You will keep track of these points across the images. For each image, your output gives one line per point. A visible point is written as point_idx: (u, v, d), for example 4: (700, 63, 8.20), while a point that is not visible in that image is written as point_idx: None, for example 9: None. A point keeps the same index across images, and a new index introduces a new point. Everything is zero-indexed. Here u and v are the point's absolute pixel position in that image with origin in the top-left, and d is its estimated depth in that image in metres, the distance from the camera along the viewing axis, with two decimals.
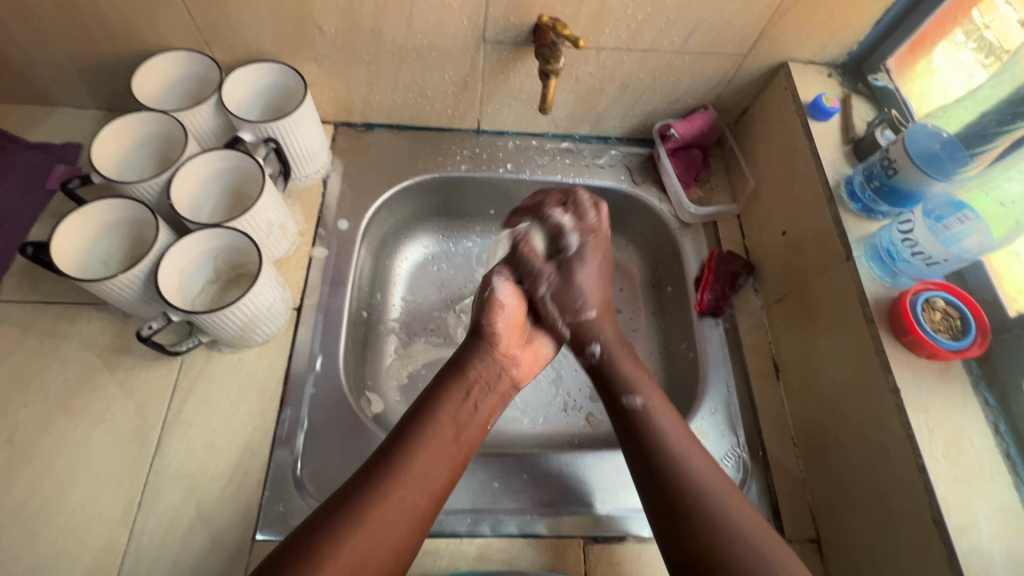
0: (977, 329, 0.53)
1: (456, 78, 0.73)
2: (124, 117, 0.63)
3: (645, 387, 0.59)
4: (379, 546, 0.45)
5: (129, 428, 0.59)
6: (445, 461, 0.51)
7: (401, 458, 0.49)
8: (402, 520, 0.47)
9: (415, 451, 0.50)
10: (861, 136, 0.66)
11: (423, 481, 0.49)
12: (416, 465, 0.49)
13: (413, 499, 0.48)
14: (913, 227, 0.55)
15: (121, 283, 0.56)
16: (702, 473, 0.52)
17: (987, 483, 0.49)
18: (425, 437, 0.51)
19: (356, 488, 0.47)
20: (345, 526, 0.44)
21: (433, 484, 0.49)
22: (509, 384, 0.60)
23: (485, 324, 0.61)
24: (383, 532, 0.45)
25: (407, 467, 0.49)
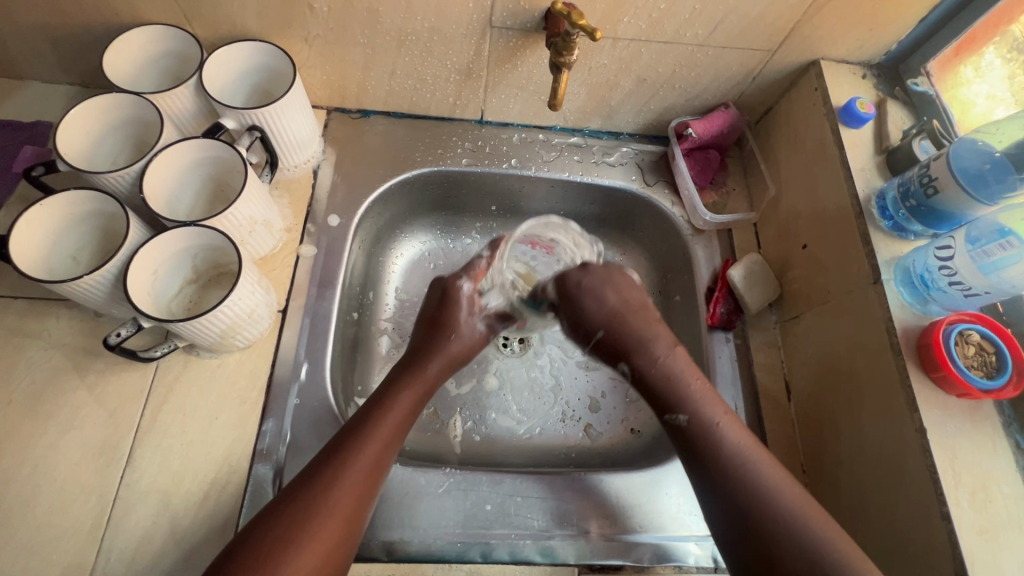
0: (1014, 367, 0.49)
1: (459, 64, 0.67)
2: (92, 98, 0.57)
3: (694, 398, 0.53)
4: (319, 553, 0.43)
5: (100, 437, 0.55)
6: (383, 459, 0.50)
7: (343, 460, 0.48)
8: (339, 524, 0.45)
9: (360, 449, 0.49)
10: (896, 146, 0.60)
11: (362, 478, 0.48)
12: (359, 460, 0.49)
13: (352, 497, 0.47)
14: (952, 253, 0.50)
15: (87, 285, 0.51)
16: (797, 506, 0.46)
17: (1013, 535, 0.45)
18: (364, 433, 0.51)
19: (308, 481, 0.47)
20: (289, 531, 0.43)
21: (372, 481, 0.49)
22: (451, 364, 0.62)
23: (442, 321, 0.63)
24: (322, 541, 0.44)
25: (356, 458, 0.49)
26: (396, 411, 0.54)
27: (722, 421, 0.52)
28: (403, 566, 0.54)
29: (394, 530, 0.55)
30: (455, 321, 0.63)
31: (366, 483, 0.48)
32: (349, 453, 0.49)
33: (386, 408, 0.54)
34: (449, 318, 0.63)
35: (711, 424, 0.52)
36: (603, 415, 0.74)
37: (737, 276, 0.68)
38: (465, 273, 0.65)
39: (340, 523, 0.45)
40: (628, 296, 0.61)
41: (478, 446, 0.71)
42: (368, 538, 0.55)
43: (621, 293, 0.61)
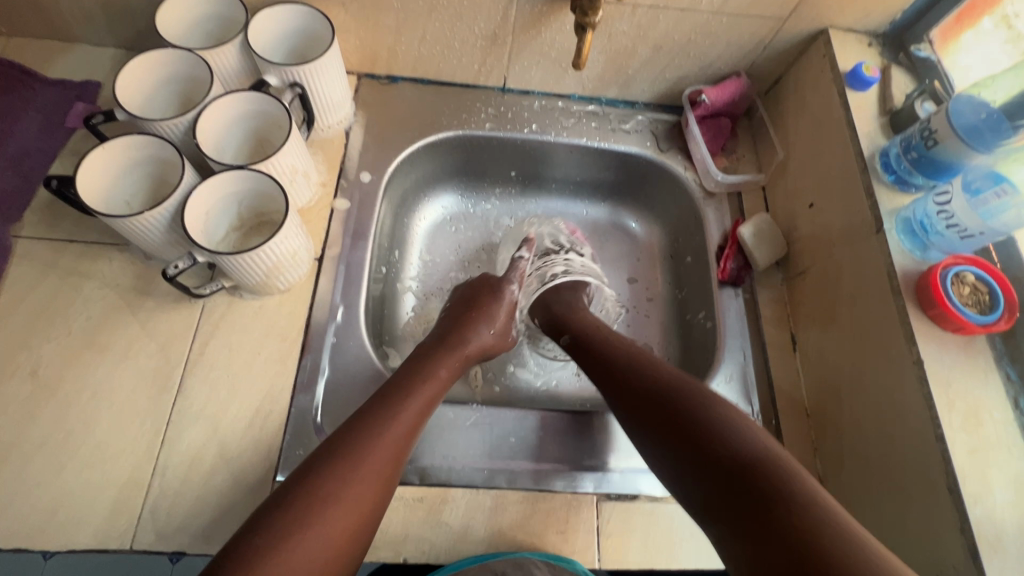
0: (1006, 304, 0.53)
1: (486, 30, 0.71)
2: (148, 53, 0.61)
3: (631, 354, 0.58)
4: (362, 503, 0.46)
5: (152, 368, 0.59)
6: (419, 423, 0.54)
7: (389, 412, 0.52)
8: (384, 468, 0.49)
9: (405, 404, 0.54)
10: (899, 108, 0.64)
11: (401, 438, 0.51)
12: (398, 424, 0.52)
13: (390, 457, 0.50)
14: (950, 198, 0.54)
15: (147, 222, 0.55)
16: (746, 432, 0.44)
17: (1003, 454, 0.49)
18: (408, 394, 0.55)
19: (353, 427, 0.50)
20: (339, 469, 0.47)
21: (406, 444, 0.52)
22: (478, 351, 0.66)
23: (473, 309, 0.68)
24: (370, 481, 0.48)
25: (400, 410, 0.53)
26: (433, 384, 0.58)
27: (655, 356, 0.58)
28: (434, 489, 0.58)
29: (426, 457, 0.59)
30: (493, 316, 0.69)
31: (402, 446, 0.52)
32: (388, 418, 0.52)
33: (425, 378, 0.58)
34: (489, 311, 0.69)
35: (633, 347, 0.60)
36: None
37: (746, 234, 0.72)
38: (512, 275, 0.74)
39: (380, 481, 0.49)
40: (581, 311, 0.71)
41: (498, 394, 0.75)
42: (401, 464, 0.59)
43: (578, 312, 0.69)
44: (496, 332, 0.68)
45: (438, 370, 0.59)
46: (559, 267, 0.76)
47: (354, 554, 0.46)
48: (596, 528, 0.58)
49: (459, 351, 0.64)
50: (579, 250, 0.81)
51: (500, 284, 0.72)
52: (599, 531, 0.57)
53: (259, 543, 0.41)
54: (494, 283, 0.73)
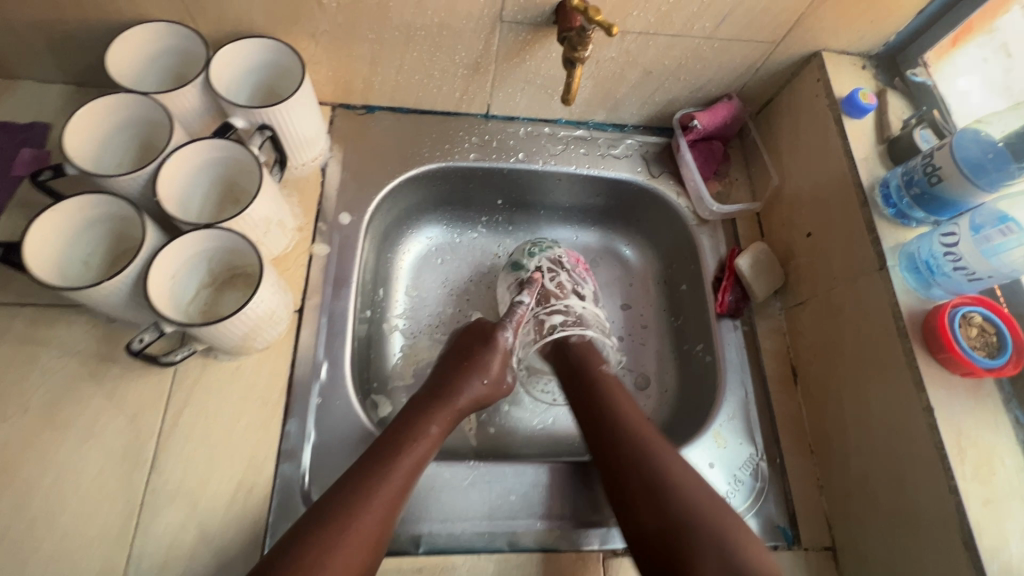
0: (1014, 347, 0.51)
1: (468, 59, 0.67)
2: (99, 100, 0.56)
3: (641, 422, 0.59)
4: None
5: (122, 443, 0.55)
6: (408, 485, 0.53)
7: (378, 475, 0.51)
8: (369, 537, 0.48)
9: (393, 467, 0.52)
10: (897, 136, 0.62)
11: (390, 501, 0.51)
12: (387, 487, 0.51)
13: (377, 523, 0.49)
14: (956, 239, 0.52)
15: (106, 291, 0.51)
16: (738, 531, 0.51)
17: (1016, 503, 0.48)
18: (397, 453, 0.54)
19: (342, 492, 0.50)
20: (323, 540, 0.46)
21: (395, 508, 0.51)
22: (471, 402, 0.63)
23: (467, 357, 0.65)
24: (354, 552, 0.47)
25: (388, 474, 0.52)
26: (424, 443, 0.56)
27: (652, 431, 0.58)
28: (433, 557, 0.55)
29: (423, 523, 0.56)
30: (486, 365, 0.65)
31: (391, 509, 0.51)
32: (379, 481, 0.51)
33: (414, 437, 0.56)
34: (483, 361, 0.65)
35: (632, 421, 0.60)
36: None
37: (744, 266, 0.70)
38: (510, 321, 0.69)
39: (367, 543, 0.48)
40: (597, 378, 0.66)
41: (494, 438, 0.72)
42: (397, 532, 0.56)
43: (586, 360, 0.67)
44: (489, 381, 0.65)
45: (430, 426, 0.58)
46: (560, 316, 0.72)
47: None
48: None
49: (450, 404, 0.61)
50: (581, 292, 0.76)
51: (496, 330, 0.68)
52: None
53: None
54: (490, 329, 0.69)
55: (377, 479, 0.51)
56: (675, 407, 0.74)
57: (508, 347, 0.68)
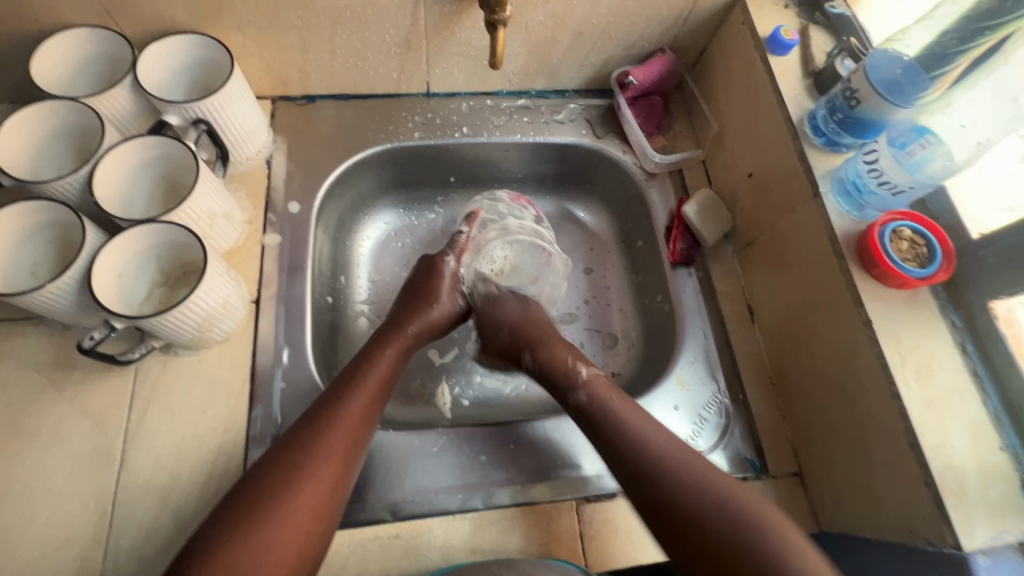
0: (943, 255, 0.53)
1: (398, 37, 0.67)
2: (27, 109, 0.56)
3: (605, 387, 0.59)
4: (317, 491, 0.49)
5: (89, 446, 0.55)
6: (373, 406, 0.56)
7: (341, 399, 0.54)
8: (336, 454, 0.51)
9: (355, 392, 0.55)
10: (821, 68, 0.64)
11: (354, 422, 0.53)
12: (350, 407, 0.54)
13: (343, 443, 0.52)
14: (877, 155, 0.54)
15: (52, 294, 0.51)
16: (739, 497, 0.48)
17: (957, 402, 0.50)
18: (358, 380, 0.57)
19: (307, 421, 0.52)
20: (294, 461, 0.49)
21: (362, 430, 0.54)
22: (428, 322, 0.67)
23: (415, 285, 0.69)
24: (326, 467, 0.50)
25: (353, 394, 0.55)
26: (381, 365, 0.59)
27: (611, 395, 0.58)
28: (408, 523, 0.56)
29: (395, 491, 0.57)
30: (435, 291, 0.69)
31: (356, 430, 0.53)
32: (339, 404, 0.54)
33: (372, 361, 0.59)
34: (432, 289, 0.69)
35: (607, 403, 0.57)
36: None
37: (691, 213, 0.72)
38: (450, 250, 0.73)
39: (336, 461, 0.51)
40: (532, 313, 0.71)
41: (467, 409, 0.73)
42: (370, 503, 0.57)
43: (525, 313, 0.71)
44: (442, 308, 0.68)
45: (383, 351, 0.61)
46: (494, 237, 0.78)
47: (319, 541, 0.47)
48: (579, 535, 0.57)
49: (403, 330, 0.64)
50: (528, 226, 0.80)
51: (436, 259, 0.72)
52: (583, 537, 0.57)
53: (213, 536, 0.44)
54: (433, 259, 0.72)
55: (334, 404, 0.54)
56: (641, 359, 0.76)
57: (456, 274, 0.71)
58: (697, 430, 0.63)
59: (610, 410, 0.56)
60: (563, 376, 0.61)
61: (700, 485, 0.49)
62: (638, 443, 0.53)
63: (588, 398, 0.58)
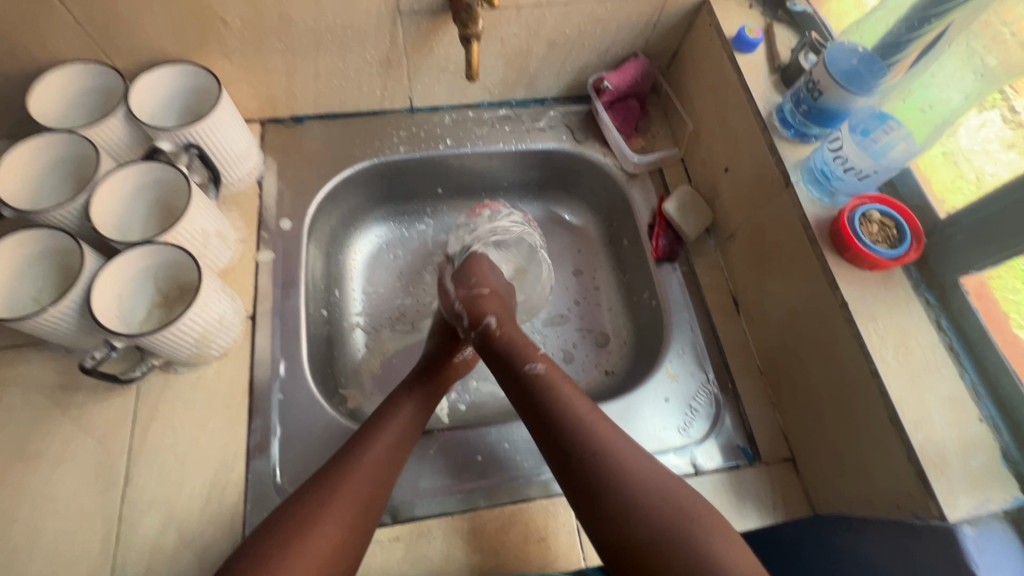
0: (912, 235, 0.55)
1: (379, 56, 0.70)
2: (26, 142, 0.58)
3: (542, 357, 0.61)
4: (338, 527, 0.49)
5: (94, 464, 0.57)
6: (402, 447, 0.57)
7: (369, 441, 0.55)
8: (359, 495, 0.51)
9: (383, 435, 0.56)
10: (787, 63, 0.66)
11: (381, 464, 0.54)
12: (377, 450, 0.55)
13: (370, 486, 0.52)
14: (842, 143, 0.55)
15: (54, 317, 0.53)
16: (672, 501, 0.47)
17: (935, 377, 0.51)
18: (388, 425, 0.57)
19: (335, 464, 0.53)
20: (319, 501, 0.49)
21: (389, 472, 0.54)
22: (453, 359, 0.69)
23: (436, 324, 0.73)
24: (347, 508, 0.50)
25: (382, 438, 0.56)
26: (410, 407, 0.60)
27: (559, 379, 0.58)
28: (407, 525, 0.57)
29: (394, 494, 0.59)
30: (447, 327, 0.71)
31: (384, 471, 0.54)
32: (369, 445, 0.55)
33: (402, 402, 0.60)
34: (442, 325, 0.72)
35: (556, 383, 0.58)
36: (576, 363, 0.78)
37: (671, 210, 0.74)
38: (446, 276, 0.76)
39: (364, 502, 0.51)
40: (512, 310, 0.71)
41: (463, 412, 0.74)
42: None
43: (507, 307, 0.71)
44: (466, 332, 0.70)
45: (414, 392, 0.62)
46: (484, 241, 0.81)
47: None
48: (576, 528, 0.58)
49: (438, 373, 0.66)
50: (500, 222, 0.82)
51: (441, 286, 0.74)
52: (580, 531, 0.58)
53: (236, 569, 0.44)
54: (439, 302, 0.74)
55: (362, 447, 0.54)
56: (632, 355, 0.77)
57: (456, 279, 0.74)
58: (689, 421, 0.65)
59: (559, 397, 0.55)
60: (514, 354, 0.62)
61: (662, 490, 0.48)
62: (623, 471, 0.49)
63: (542, 369, 0.59)
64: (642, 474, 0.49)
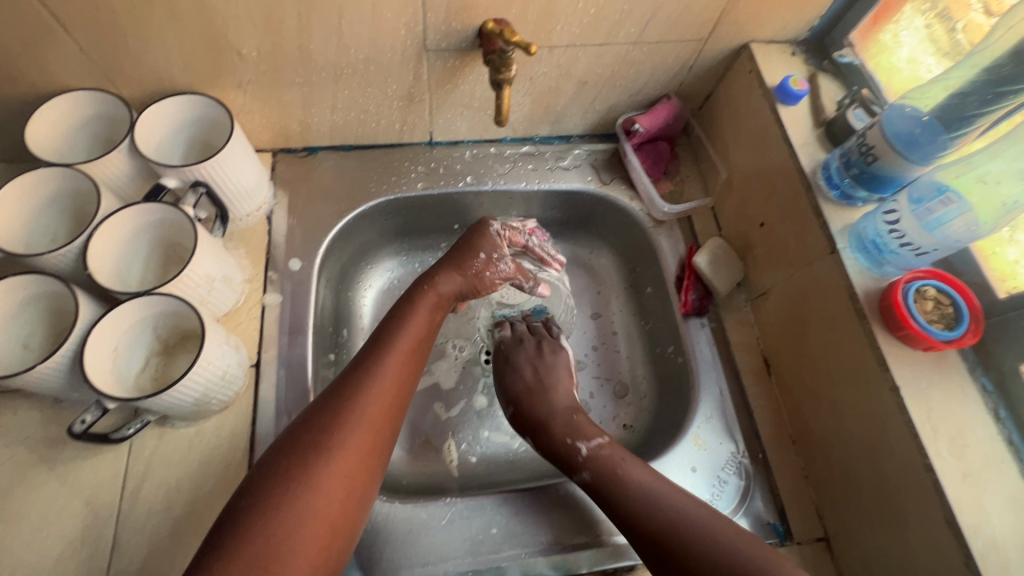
0: (970, 316, 0.51)
1: (401, 91, 0.66)
2: (21, 176, 0.54)
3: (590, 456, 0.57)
4: (353, 452, 0.48)
5: (80, 529, 0.52)
6: (411, 365, 0.56)
7: (377, 358, 0.54)
8: (377, 416, 0.50)
9: (390, 350, 0.55)
10: (833, 118, 0.63)
11: (394, 381, 0.53)
12: (389, 365, 0.54)
13: (383, 403, 0.51)
14: (898, 216, 0.53)
15: (43, 375, 0.49)
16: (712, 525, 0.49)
17: (993, 474, 0.48)
18: (394, 342, 0.56)
19: (344, 382, 0.52)
20: (332, 421, 0.48)
21: (400, 390, 0.54)
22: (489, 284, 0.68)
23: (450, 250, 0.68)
24: (364, 431, 0.49)
25: (388, 355, 0.55)
26: (418, 324, 0.59)
27: (619, 459, 0.56)
28: None
29: (403, 569, 0.55)
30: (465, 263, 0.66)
31: (394, 390, 0.53)
32: (379, 361, 0.54)
33: (408, 317, 0.59)
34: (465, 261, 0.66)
35: (614, 468, 0.55)
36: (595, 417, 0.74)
37: (702, 263, 0.70)
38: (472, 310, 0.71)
39: (384, 413, 0.51)
40: (544, 376, 0.67)
41: (474, 468, 0.70)
42: None
43: (535, 375, 0.67)
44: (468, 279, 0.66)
45: (416, 309, 0.60)
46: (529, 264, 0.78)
47: (351, 517, 0.46)
48: None
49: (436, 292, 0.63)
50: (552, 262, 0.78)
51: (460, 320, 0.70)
52: None
53: (242, 508, 0.43)
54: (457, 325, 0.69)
55: (373, 364, 0.53)
56: (654, 410, 0.73)
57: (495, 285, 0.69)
58: (717, 494, 0.60)
59: (617, 475, 0.54)
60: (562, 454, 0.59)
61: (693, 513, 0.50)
62: (634, 491, 0.52)
63: (591, 477, 0.56)
64: (658, 490, 0.52)
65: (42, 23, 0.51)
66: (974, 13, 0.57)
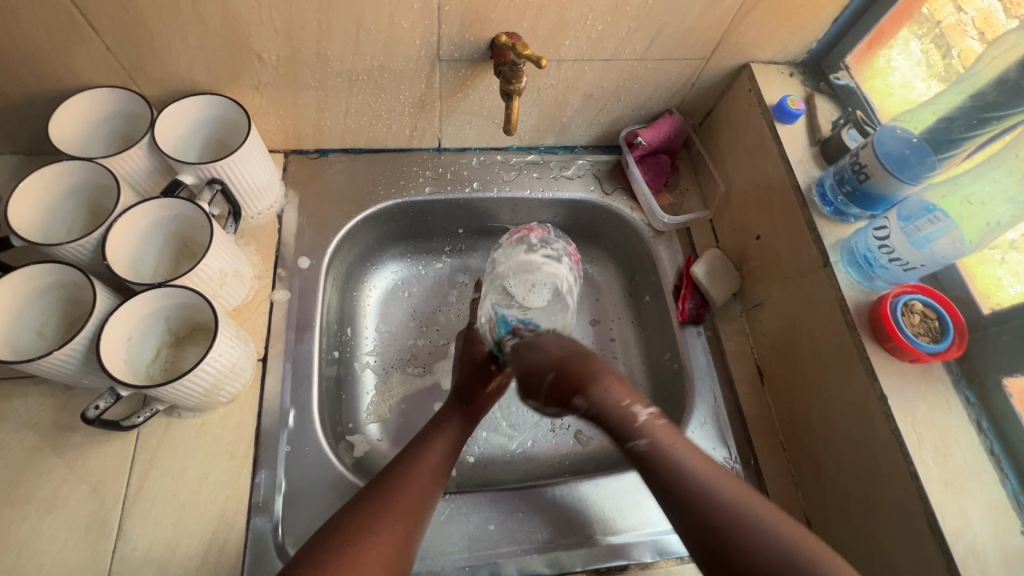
0: (955, 330, 0.54)
1: (412, 98, 0.69)
2: (43, 169, 0.56)
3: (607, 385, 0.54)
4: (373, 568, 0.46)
5: (85, 514, 0.53)
6: (436, 480, 0.55)
7: (397, 487, 0.52)
8: (394, 524, 0.49)
9: (410, 478, 0.54)
10: (828, 137, 0.65)
11: (417, 495, 0.53)
12: (410, 488, 0.53)
13: (405, 514, 0.50)
14: (888, 232, 0.55)
15: (59, 362, 0.50)
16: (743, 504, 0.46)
17: (974, 483, 0.50)
18: (416, 468, 0.55)
19: (359, 506, 0.50)
20: (351, 543, 0.47)
21: (425, 502, 0.53)
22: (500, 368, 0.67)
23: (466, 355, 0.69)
24: (382, 545, 0.48)
25: (410, 481, 0.53)
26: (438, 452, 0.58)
27: (622, 405, 0.53)
28: None
29: None
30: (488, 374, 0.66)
31: (417, 511, 0.52)
32: (400, 487, 0.52)
33: (428, 446, 0.58)
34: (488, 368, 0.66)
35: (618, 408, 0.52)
36: None
37: (700, 273, 0.72)
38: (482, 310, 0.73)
39: (405, 524, 0.50)
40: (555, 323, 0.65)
41: (471, 468, 0.71)
42: None
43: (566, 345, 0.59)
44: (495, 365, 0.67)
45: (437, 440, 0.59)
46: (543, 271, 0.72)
47: None
48: None
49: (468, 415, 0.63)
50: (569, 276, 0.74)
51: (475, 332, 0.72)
52: None
53: None
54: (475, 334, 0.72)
55: (392, 489, 0.52)
56: None
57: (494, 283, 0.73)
58: None
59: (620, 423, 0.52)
60: (580, 371, 0.55)
61: (707, 488, 0.47)
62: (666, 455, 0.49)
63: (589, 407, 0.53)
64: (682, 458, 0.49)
65: (72, 23, 0.53)
66: (970, 40, 0.60)
